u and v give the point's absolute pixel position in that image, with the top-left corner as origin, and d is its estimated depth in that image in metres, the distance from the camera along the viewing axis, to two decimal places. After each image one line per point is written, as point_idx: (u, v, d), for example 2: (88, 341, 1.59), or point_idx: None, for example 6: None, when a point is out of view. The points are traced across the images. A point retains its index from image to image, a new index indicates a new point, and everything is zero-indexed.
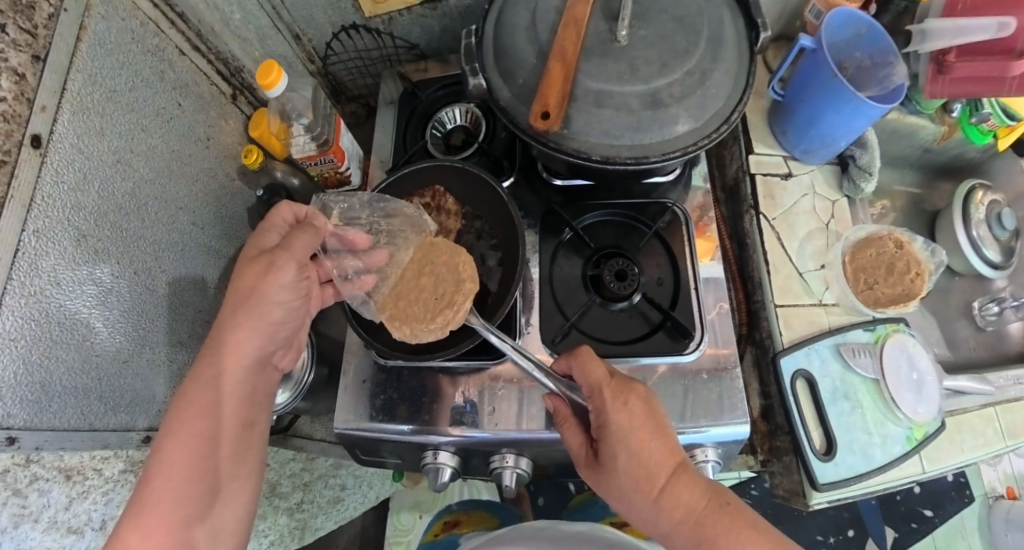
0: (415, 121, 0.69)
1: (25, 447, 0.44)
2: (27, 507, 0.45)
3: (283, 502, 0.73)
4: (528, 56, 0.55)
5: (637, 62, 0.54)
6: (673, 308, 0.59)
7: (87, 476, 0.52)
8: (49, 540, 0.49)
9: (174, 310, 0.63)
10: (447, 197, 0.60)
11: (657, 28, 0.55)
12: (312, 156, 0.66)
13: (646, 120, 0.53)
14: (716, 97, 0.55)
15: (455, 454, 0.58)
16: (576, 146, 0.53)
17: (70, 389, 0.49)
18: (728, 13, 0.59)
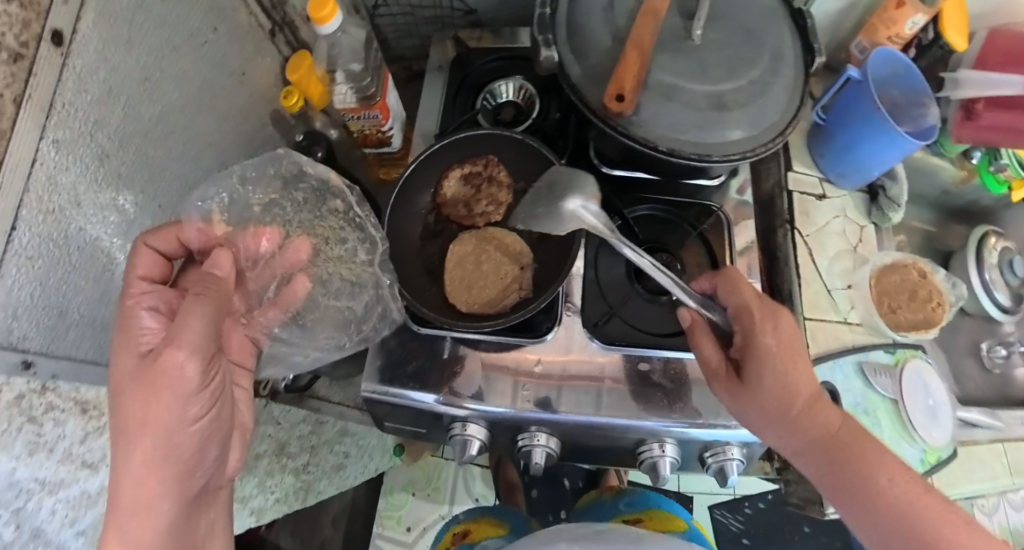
0: (466, 91, 0.66)
1: (41, 373, 0.41)
2: (41, 437, 0.43)
3: (291, 461, 0.74)
4: (602, 39, 0.54)
5: (706, 63, 0.54)
6: None
7: (102, 410, 0.50)
8: (64, 471, 0.47)
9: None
10: (500, 169, 0.58)
11: (727, 34, 0.56)
12: (356, 110, 0.61)
13: (709, 119, 0.53)
14: (773, 109, 0.55)
15: (484, 429, 0.56)
16: (643, 134, 0.52)
17: (88, 318, 0.46)
18: (792, 30, 0.59)
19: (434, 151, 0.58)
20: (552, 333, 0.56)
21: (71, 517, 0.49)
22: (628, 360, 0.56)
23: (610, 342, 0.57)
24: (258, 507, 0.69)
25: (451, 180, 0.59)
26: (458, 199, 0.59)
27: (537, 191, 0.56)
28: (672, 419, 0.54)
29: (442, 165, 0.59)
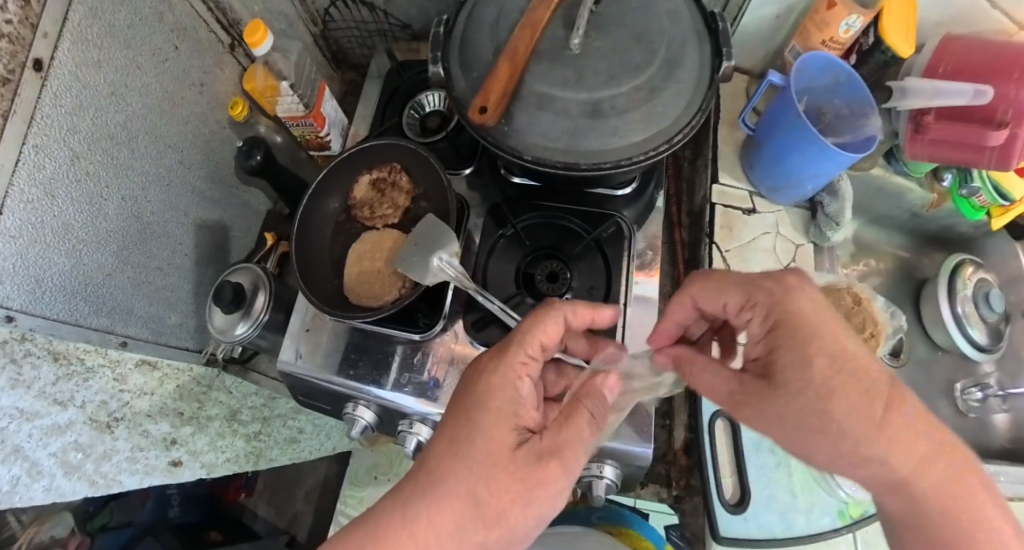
0: (397, 100, 0.72)
1: (21, 326, 0.49)
2: (20, 376, 0.51)
3: (243, 428, 0.87)
4: (486, 52, 0.57)
5: (587, 71, 0.54)
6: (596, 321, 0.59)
7: (74, 361, 0.57)
8: (40, 404, 0.55)
9: (158, 234, 0.68)
10: (403, 176, 0.63)
11: (614, 40, 0.55)
12: (295, 117, 0.71)
13: (584, 128, 0.53)
14: (666, 116, 0.54)
15: (372, 411, 0.63)
16: (512, 143, 0.54)
17: (61, 288, 0.54)
18: (700, 37, 0.57)
19: (345, 158, 0.63)
20: (433, 326, 0.59)
21: (44, 441, 0.57)
22: None
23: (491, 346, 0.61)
24: (207, 462, 0.84)
25: (362, 183, 0.64)
26: (366, 201, 0.64)
27: (414, 236, 0.58)
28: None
29: (353, 169, 0.65)
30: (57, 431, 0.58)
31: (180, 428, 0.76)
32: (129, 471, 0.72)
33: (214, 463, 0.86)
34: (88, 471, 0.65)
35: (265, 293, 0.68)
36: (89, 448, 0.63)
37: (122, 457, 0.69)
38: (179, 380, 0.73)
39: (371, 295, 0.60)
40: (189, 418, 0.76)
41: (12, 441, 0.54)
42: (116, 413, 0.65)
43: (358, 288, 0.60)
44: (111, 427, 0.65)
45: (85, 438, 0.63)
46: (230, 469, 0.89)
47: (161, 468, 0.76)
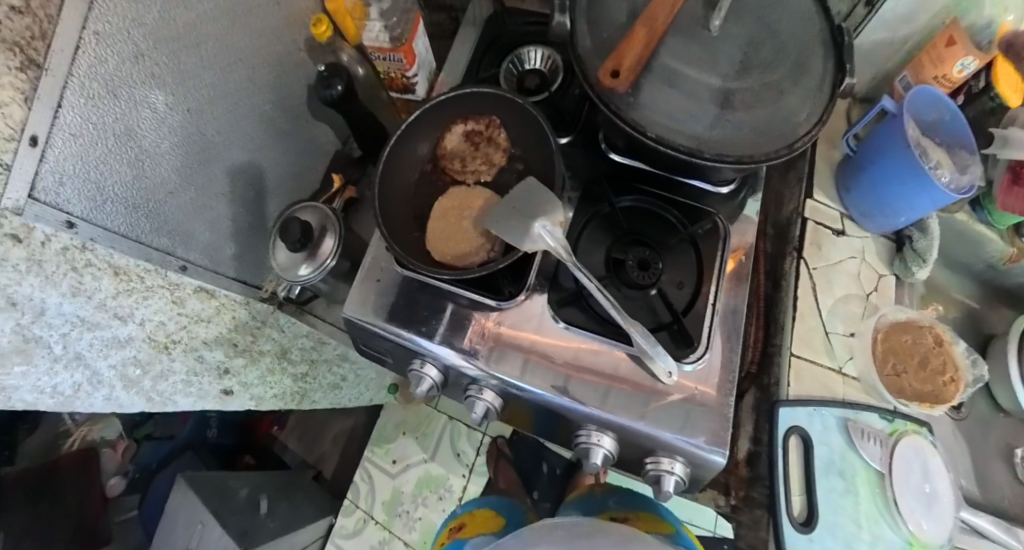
0: (495, 52, 0.69)
1: (81, 235, 0.47)
2: (82, 286, 0.51)
3: (292, 368, 0.85)
4: (619, 16, 0.57)
5: (718, 56, 0.55)
6: (686, 314, 0.58)
7: (138, 279, 0.56)
8: (99, 315, 0.55)
9: (217, 154, 0.64)
10: (500, 134, 0.60)
11: (747, 30, 0.56)
12: (381, 50, 0.64)
13: (707, 116, 0.54)
14: (786, 117, 0.55)
15: (439, 371, 0.60)
16: (634, 117, 0.54)
17: (121, 197, 0.50)
18: (824, 49, 0.58)
19: (441, 102, 0.59)
20: (515, 298, 0.56)
21: (106, 351, 0.60)
22: (584, 345, 0.56)
23: (570, 324, 0.57)
24: (256, 394, 0.83)
25: (454, 134, 0.61)
26: (457, 153, 0.60)
27: (509, 199, 0.55)
28: (614, 413, 0.54)
29: (443, 119, 0.60)
30: (117, 346, 0.60)
31: (230, 359, 0.76)
32: (185, 392, 0.75)
33: (263, 397, 0.85)
34: (144, 386, 0.69)
35: (334, 237, 0.65)
36: (144, 364, 0.65)
37: (177, 378, 0.72)
38: (230, 312, 0.69)
39: (455, 255, 0.56)
40: (242, 350, 0.74)
41: (80, 351, 0.58)
42: (173, 336, 0.65)
43: (440, 246, 0.57)
44: (166, 348, 0.65)
45: (141, 355, 0.64)
46: (276, 406, 0.89)
47: (212, 394, 0.79)
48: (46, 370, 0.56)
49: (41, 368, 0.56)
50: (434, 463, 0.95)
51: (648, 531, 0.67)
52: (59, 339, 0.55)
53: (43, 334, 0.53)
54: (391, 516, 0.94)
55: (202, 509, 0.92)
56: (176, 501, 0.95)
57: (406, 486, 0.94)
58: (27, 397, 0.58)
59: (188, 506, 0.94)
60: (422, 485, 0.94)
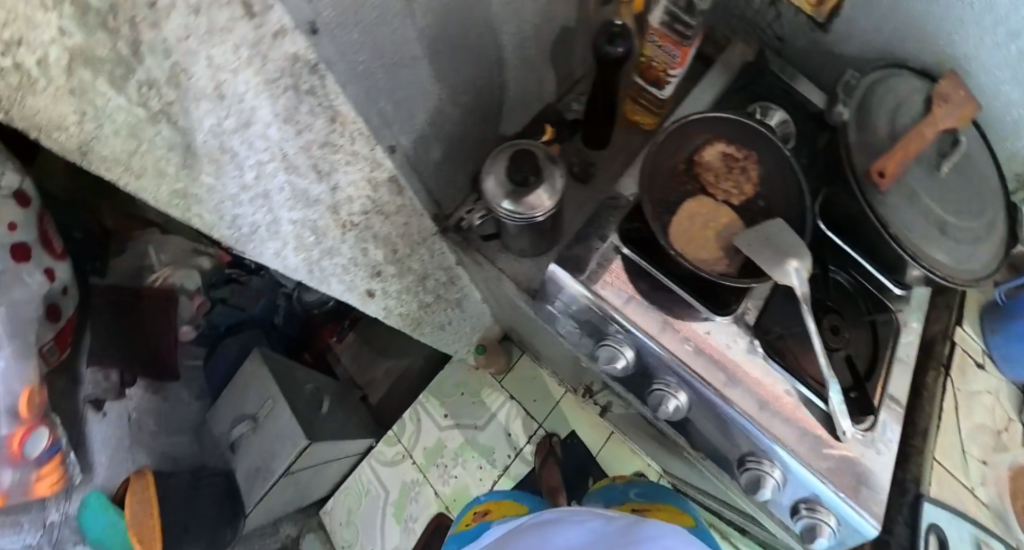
0: (744, 92, 0.74)
1: (316, 48, 0.39)
2: (295, 113, 0.43)
3: (423, 293, 0.83)
4: (888, 126, 0.64)
5: (945, 194, 0.61)
6: (864, 381, 0.59)
7: (347, 130, 0.48)
8: (301, 156, 0.48)
9: (478, 49, 0.58)
10: (753, 168, 0.60)
11: (965, 181, 0.64)
12: (664, 37, 0.63)
13: (929, 233, 0.59)
14: (982, 259, 0.61)
15: (632, 355, 0.60)
16: (882, 214, 0.58)
17: (371, 15, 0.42)
18: (1007, 217, 0.66)
19: (713, 117, 0.61)
20: (723, 315, 0.56)
21: (288, 201, 0.53)
22: (772, 381, 0.55)
23: (765, 356, 0.55)
24: (388, 308, 0.80)
25: (714, 148, 0.61)
26: (712, 166, 0.60)
27: (764, 230, 0.52)
28: (784, 442, 0.53)
29: (701, 129, 0.61)
30: (303, 202, 0.54)
31: (386, 262, 0.72)
32: (342, 277, 0.69)
33: (392, 310, 0.81)
34: (311, 256, 0.63)
35: (551, 195, 0.59)
36: (321, 232, 0.60)
37: (342, 261, 0.66)
38: (415, 221, 0.68)
39: (693, 256, 0.55)
40: (396, 258, 0.71)
41: (272, 190, 0.51)
42: (355, 217, 0.60)
43: (682, 243, 0.55)
44: (346, 227, 0.61)
45: (320, 222, 0.58)
46: (397, 324, 0.84)
47: (355, 293, 0.73)
48: (230, 195, 0.49)
49: (228, 190, 0.48)
50: (483, 438, 1.21)
51: (667, 517, 0.86)
52: (255, 166, 0.47)
53: (241, 150, 0.44)
54: (428, 463, 1.22)
55: (274, 387, 0.95)
56: (249, 372, 0.97)
57: (451, 445, 1.21)
58: (205, 218, 0.50)
59: (260, 382, 0.96)
60: (465, 450, 1.21)
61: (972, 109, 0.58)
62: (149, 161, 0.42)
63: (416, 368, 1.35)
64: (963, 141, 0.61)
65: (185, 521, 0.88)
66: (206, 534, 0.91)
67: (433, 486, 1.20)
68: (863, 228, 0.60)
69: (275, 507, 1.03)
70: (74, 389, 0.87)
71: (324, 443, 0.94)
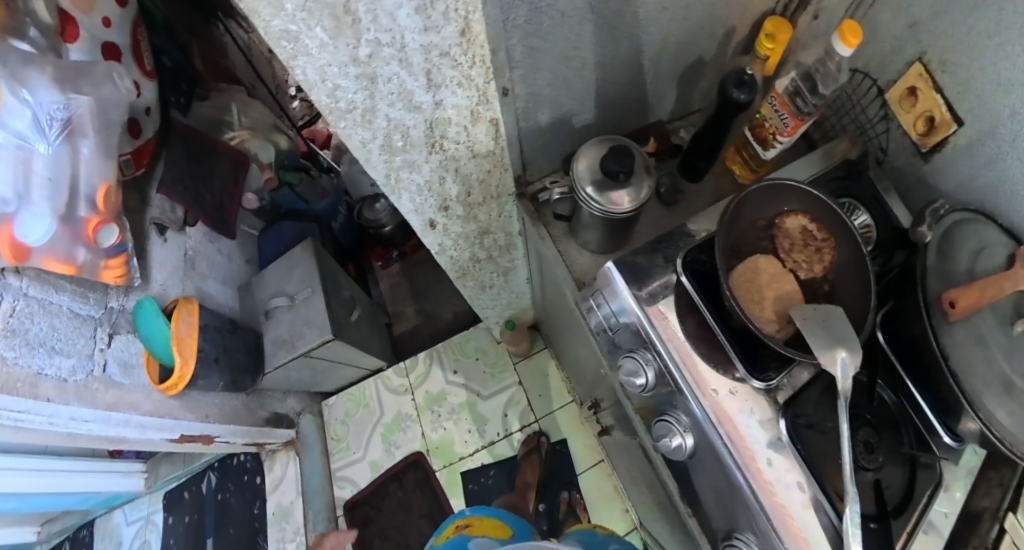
0: (845, 183, 0.78)
1: None
2: (431, 16, 0.48)
3: (480, 246, 0.91)
4: (960, 264, 0.65)
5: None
6: (895, 516, 0.59)
7: (473, 53, 0.55)
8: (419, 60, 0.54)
9: (620, 29, 0.66)
10: (827, 252, 0.64)
11: None
12: (783, 103, 0.70)
13: (991, 389, 0.57)
14: None
15: (655, 380, 0.62)
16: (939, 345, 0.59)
17: None
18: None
19: (808, 193, 0.66)
20: (759, 382, 0.58)
21: (397, 97, 0.59)
22: (789, 472, 0.54)
23: (789, 440, 0.56)
24: (444, 245, 0.88)
25: (797, 220, 0.66)
26: (790, 235, 0.65)
27: (823, 311, 0.56)
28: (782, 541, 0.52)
29: (790, 203, 0.66)
30: (405, 103, 0.60)
31: (455, 201, 0.80)
32: (414, 195, 0.77)
33: (445, 250, 0.89)
34: (393, 161, 0.70)
35: (634, 196, 0.68)
36: (410, 141, 0.66)
37: (418, 180, 0.74)
38: (497, 173, 0.76)
39: (755, 309, 0.59)
40: (469, 202, 0.80)
41: (380, 76, 0.55)
42: (446, 140, 0.68)
43: (744, 291, 0.60)
44: (434, 147, 0.68)
45: (413, 131, 0.65)
46: (446, 265, 0.93)
47: (419, 219, 0.82)
48: (339, 63, 0.51)
49: (337, 55, 0.50)
50: (483, 407, 1.30)
51: None
52: (371, 42, 0.50)
53: (363, 17, 0.46)
54: (426, 408, 1.33)
55: (316, 279, 1.02)
56: (299, 256, 1.06)
57: (452, 401, 1.31)
58: (310, 77, 0.53)
59: (307, 267, 1.04)
60: (463, 410, 1.31)
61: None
62: (291, 15, 0.45)
63: (443, 318, 1.48)
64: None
65: (218, 355, 0.93)
66: (231, 369, 0.97)
67: (423, 428, 1.31)
68: (925, 356, 0.61)
69: (293, 378, 1.10)
70: (143, 208, 0.97)
71: (345, 342, 1.02)
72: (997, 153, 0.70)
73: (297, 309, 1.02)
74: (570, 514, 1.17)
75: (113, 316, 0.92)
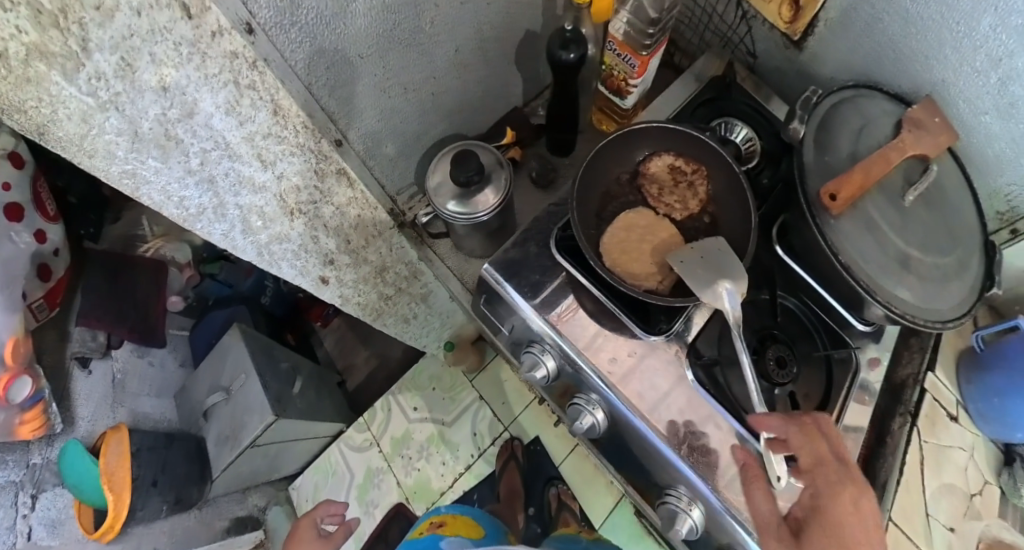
0: (711, 106, 0.73)
1: (258, 50, 0.48)
2: (237, 105, 0.52)
3: (384, 284, 0.88)
4: (842, 149, 0.61)
5: (909, 225, 0.60)
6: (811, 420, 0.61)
7: (290, 124, 0.58)
8: (247, 147, 0.57)
9: (425, 46, 0.63)
10: (702, 184, 0.61)
11: (932, 217, 0.61)
12: (623, 46, 0.64)
13: (888, 268, 0.58)
14: (948, 302, 0.58)
15: (556, 366, 0.61)
16: (832, 240, 0.57)
17: (306, 29, 0.49)
18: (983, 255, 0.63)
19: (666, 128, 0.61)
20: (658, 336, 0.57)
21: (236, 185, 0.60)
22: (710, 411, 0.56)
23: (701, 384, 0.57)
24: (345, 295, 0.85)
25: (660, 160, 0.61)
26: (657, 179, 0.61)
27: (699, 247, 0.55)
28: (722, 499, 0.54)
29: (650, 145, 0.62)
30: (251, 188, 0.61)
31: (339, 252, 0.78)
32: (293, 260, 0.74)
33: (348, 298, 0.86)
34: (261, 239, 0.68)
35: (497, 195, 0.66)
36: (268, 217, 0.66)
37: (291, 247, 0.72)
38: (369, 213, 0.76)
39: (627, 272, 0.56)
40: (351, 250, 0.78)
41: (218, 175, 0.57)
42: (304, 204, 0.67)
43: (619, 252, 0.57)
44: (293, 213, 0.68)
45: (269, 209, 0.65)
46: (356, 312, 0.90)
47: (309, 279, 0.79)
48: (178, 179, 0.55)
49: (173, 173, 0.54)
50: (452, 434, 1.18)
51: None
52: (200, 153, 0.54)
53: (185, 137, 0.52)
54: (395, 453, 1.19)
55: (247, 362, 1.02)
56: (228, 342, 1.06)
57: (418, 438, 1.18)
58: (157, 200, 0.56)
59: (235, 352, 1.04)
60: (432, 444, 1.18)
61: (947, 140, 0.59)
62: (125, 158, 0.49)
63: (396, 355, 1.41)
64: (931, 169, 0.58)
65: (156, 475, 0.96)
66: (174, 488, 1.00)
67: (396, 476, 1.17)
68: (814, 259, 0.61)
69: (246, 472, 1.08)
70: (63, 345, 0.98)
71: (290, 417, 1.02)
72: (870, 16, 0.63)
73: (234, 399, 1.03)
74: (561, 508, 1.10)
75: (36, 472, 0.87)
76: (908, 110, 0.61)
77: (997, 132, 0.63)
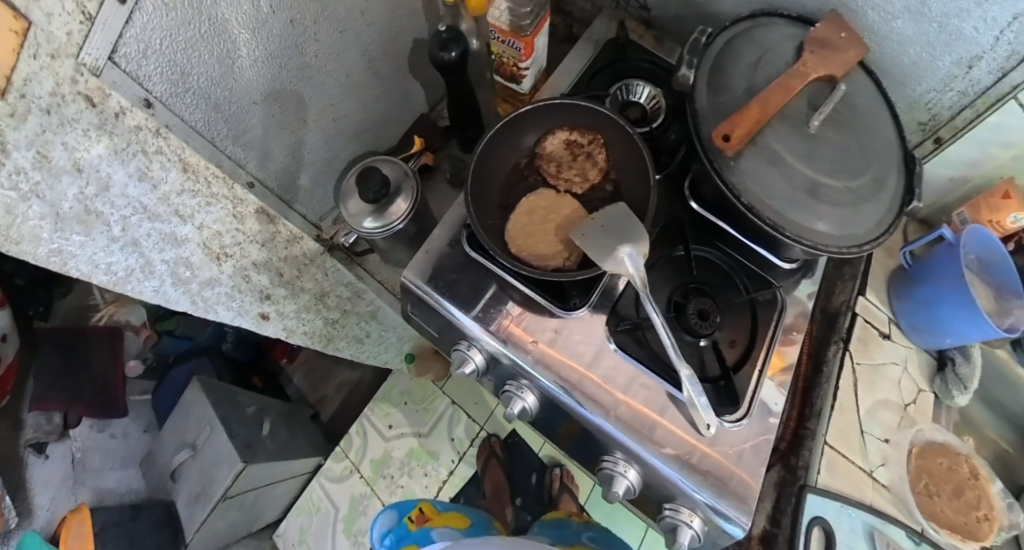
0: (610, 71, 0.73)
1: (158, 117, 0.48)
2: (149, 171, 0.52)
3: (326, 311, 0.89)
4: (736, 87, 0.61)
5: (819, 151, 0.58)
6: (734, 371, 0.59)
7: (202, 172, 0.56)
8: (159, 207, 0.57)
9: (316, 78, 0.64)
10: (601, 151, 0.60)
11: (844, 139, 0.59)
12: (505, 32, 0.64)
13: (796, 202, 0.57)
14: (865, 223, 0.57)
15: (484, 357, 0.61)
16: (734, 181, 0.57)
17: (204, 95, 0.51)
18: (903, 168, 0.61)
19: (557, 104, 0.61)
20: (580, 310, 0.57)
21: (162, 242, 0.62)
22: (635, 373, 0.56)
23: (623, 349, 0.57)
24: (290, 327, 0.87)
25: (556, 137, 0.61)
26: (555, 156, 0.61)
27: (600, 217, 0.55)
28: (656, 454, 0.54)
29: (546, 123, 0.62)
30: (173, 242, 0.63)
31: (275, 286, 0.79)
32: (229, 303, 0.77)
33: (294, 330, 0.89)
34: (193, 287, 0.71)
35: (408, 201, 0.67)
36: (196, 266, 0.67)
37: (225, 290, 0.74)
38: (297, 242, 0.75)
39: (531, 254, 0.56)
40: (285, 282, 0.79)
41: (140, 237, 0.59)
42: (228, 248, 0.68)
43: (519, 237, 0.57)
44: (220, 258, 0.69)
45: (195, 258, 0.67)
46: (304, 341, 0.91)
47: (249, 317, 0.81)
48: (104, 247, 0.56)
49: (98, 242, 0.56)
50: (431, 444, 1.17)
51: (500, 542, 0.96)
52: (120, 221, 0.55)
53: (105, 209, 0.53)
54: (377, 475, 1.18)
55: (212, 413, 1.04)
56: (191, 398, 1.07)
57: (397, 455, 1.17)
58: (85, 270, 0.57)
59: (200, 406, 1.05)
60: (413, 459, 1.17)
61: (856, 53, 0.59)
62: (50, 237, 0.51)
63: (369, 379, 1.39)
64: (836, 89, 0.58)
65: None
66: None
67: (381, 498, 1.16)
68: (725, 206, 0.60)
69: (223, 528, 1.08)
70: (18, 434, 1.08)
71: (263, 461, 1.01)
72: None
73: (200, 456, 1.03)
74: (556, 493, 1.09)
75: None
76: (813, 30, 0.61)
77: (912, 35, 0.61)
